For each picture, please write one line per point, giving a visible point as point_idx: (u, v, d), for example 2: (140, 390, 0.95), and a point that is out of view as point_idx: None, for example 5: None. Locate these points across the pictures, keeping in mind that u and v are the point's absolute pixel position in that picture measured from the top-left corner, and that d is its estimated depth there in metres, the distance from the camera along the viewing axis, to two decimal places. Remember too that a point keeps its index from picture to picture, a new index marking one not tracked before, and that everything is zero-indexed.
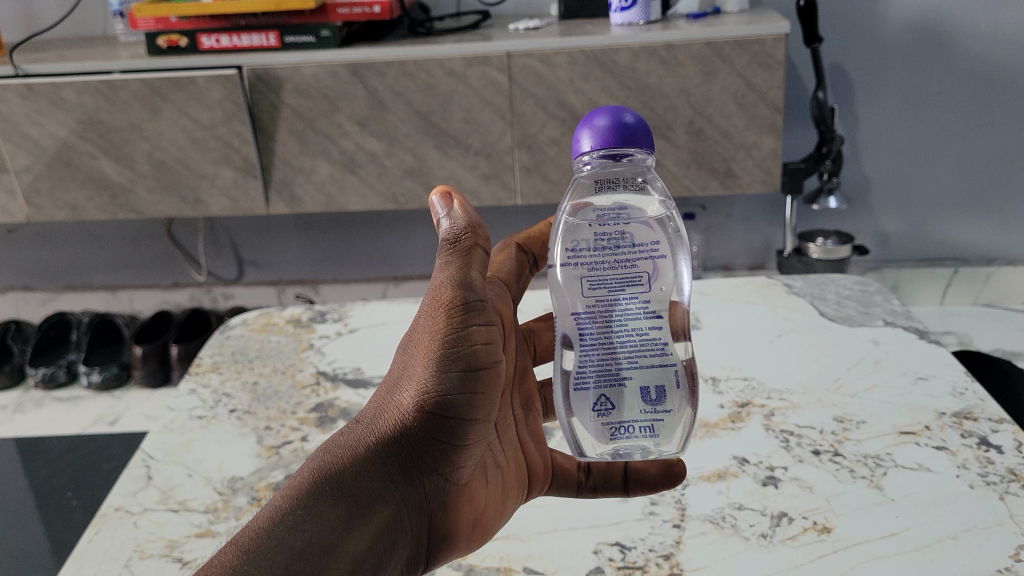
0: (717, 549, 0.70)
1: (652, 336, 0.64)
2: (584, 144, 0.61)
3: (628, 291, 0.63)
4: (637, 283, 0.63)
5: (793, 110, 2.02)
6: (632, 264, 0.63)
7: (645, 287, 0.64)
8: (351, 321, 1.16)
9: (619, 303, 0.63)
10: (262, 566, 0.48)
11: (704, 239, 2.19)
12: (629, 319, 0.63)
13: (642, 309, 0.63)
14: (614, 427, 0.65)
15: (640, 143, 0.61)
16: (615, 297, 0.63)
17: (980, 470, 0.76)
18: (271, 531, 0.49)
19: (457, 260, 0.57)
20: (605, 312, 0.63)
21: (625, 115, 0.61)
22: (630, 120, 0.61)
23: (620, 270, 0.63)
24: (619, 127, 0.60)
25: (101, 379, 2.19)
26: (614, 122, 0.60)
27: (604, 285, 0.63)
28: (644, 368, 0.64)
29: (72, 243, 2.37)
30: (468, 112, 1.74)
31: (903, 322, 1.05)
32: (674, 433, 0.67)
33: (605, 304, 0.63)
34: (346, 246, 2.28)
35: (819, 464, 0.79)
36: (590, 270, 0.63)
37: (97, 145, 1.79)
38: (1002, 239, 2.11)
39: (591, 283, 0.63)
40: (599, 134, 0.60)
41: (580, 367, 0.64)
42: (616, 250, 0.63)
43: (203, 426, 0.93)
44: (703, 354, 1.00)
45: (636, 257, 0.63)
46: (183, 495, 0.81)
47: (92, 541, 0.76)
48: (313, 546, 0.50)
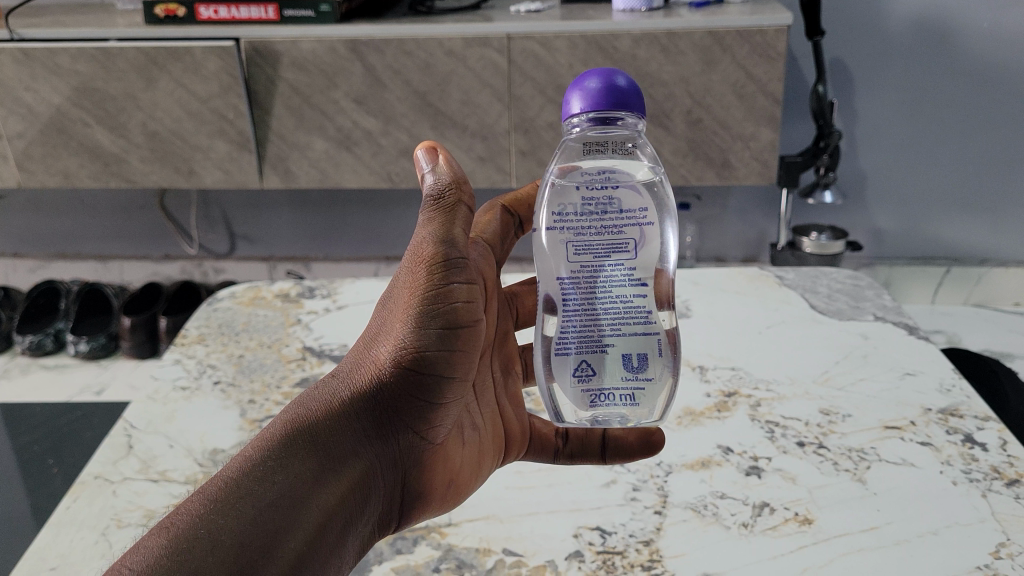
0: (696, 537, 0.70)
1: (636, 304, 0.63)
2: (574, 106, 0.60)
3: (614, 257, 0.63)
4: (623, 250, 0.63)
5: (792, 103, 2.01)
6: (618, 230, 0.63)
7: (631, 254, 0.63)
8: (340, 298, 1.15)
9: (604, 269, 0.63)
10: (230, 514, 0.47)
11: (698, 230, 2.18)
12: (613, 285, 0.63)
13: (627, 276, 0.63)
14: (593, 394, 0.64)
15: (632, 107, 0.60)
16: (600, 264, 0.63)
17: (964, 467, 0.76)
18: (242, 480, 0.49)
19: (440, 217, 0.56)
20: (590, 278, 0.63)
21: (617, 78, 0.60)
22: (622, 83, 0.60)
23: (607, 236, 0.63)
24: (610, 90, 0.60)
25: (89, 349, 2.18)
26: (606, 85, 0.60)
27: (589, 250, 0.63)
28: (627, 335, 0.63)
29: (63, 211, 2.35)
30: (466, 93, 1.73)
31: (892, 317, 1.05)
32: (656, 402, 0.66)
33: (590, 270, 0.63)
34: (338, 224, 2.27)
35: (803, 456, 0.79)
36: (575, 235, 0.63)
37: (91, 113, 1.77)
38: (995, 240, 2.11)
39: (576, 249, 0.63)
40: (591, 96, 0.60)
41: (562, 333, 0.64)
42: (603, 215, 0.63)
43: (187, 397, 0.92)
44: (692, 342, 1.00)
45: (623, 224, 0.63)
46: (164, 465, 0.81)
47: (70, 508, 0.75)
48: (283, 497, 0.49)
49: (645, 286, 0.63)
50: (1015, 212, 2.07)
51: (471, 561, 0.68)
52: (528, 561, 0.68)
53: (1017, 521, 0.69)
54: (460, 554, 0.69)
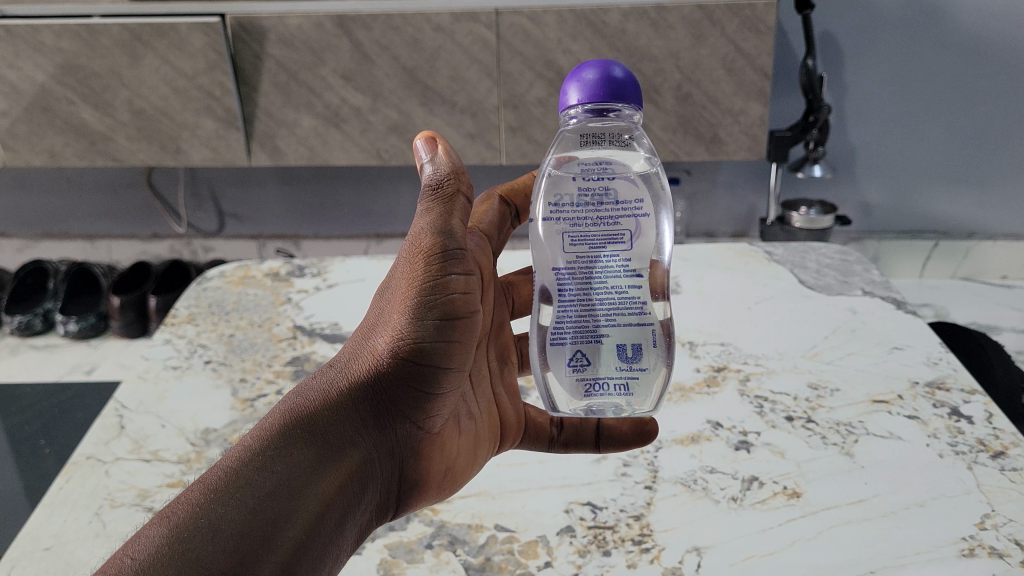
0: (688, 511, 0.70)
1: (627, 293, 0.63)
2: (572, 97, 0.60)
3: (610, 248, 0.63)
4: (619, 241, 0.63)
5: (781, 76, 2.01)
6: (615, 221, 0.63)
7: (627, 245, 0.63)
8: (330, 276, 1.15)
9: (599, 259, 0.63)
10: (228, 504, 0.47)
11: (688, 205, 2.19)
12: (608, 276, 0.63)
13: (622, 267, 0.63)
14: (588, 384, 0.65)
15: (629, 98, 0.60)
16: (596, 254, 0.63)
17: (950, 440, 0.77)
18: (240, 470, 0.49)
19: (439, 209, 0.56)
20: (586, 267, 0.63)
21: (614, 70, 0.59)
22: (619, 74, 0.60)
23: (603, 227, 0.63)
24: (606, 80, 0.59)
25: (78, 329, 2.18)
26: (601, 75, 0.59)
27: (586, 241, 0.63)
28: (622, 326, 0.64)
29: (50, 189, 2.34)
30: (455, 68, 1.72)
31: (881, 292, 1.05)
32: (650, 392, 0.66)
33: (587, 258, 0.63)
34: (327, 202, 2.26)
35: (792, 430, 0.79)
36: (572, 226, 0.63)
37: (76, 91, 1.76)
38: (982, 212, 2.11)
39: (573, 239, 0.63)
40: (586, 86, 0.59)
41: (558, 322, 0.64)
42: (599, 206, 0.63)
43: (178, 376, 0.92)
44: (681, 318, 1.00)
45: (619, 215, 0.63)
46: (155, 445, 0.81)
47: (62, 488, 0.76)
48: (280, 487, 0.49)
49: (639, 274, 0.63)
50: (1004, 185, 2.07)
51: (463, 538, 0.69)
52: (520, 536, 0.69)
53: (1002, 492, 0.70)
54: (453, 531, 0.70)
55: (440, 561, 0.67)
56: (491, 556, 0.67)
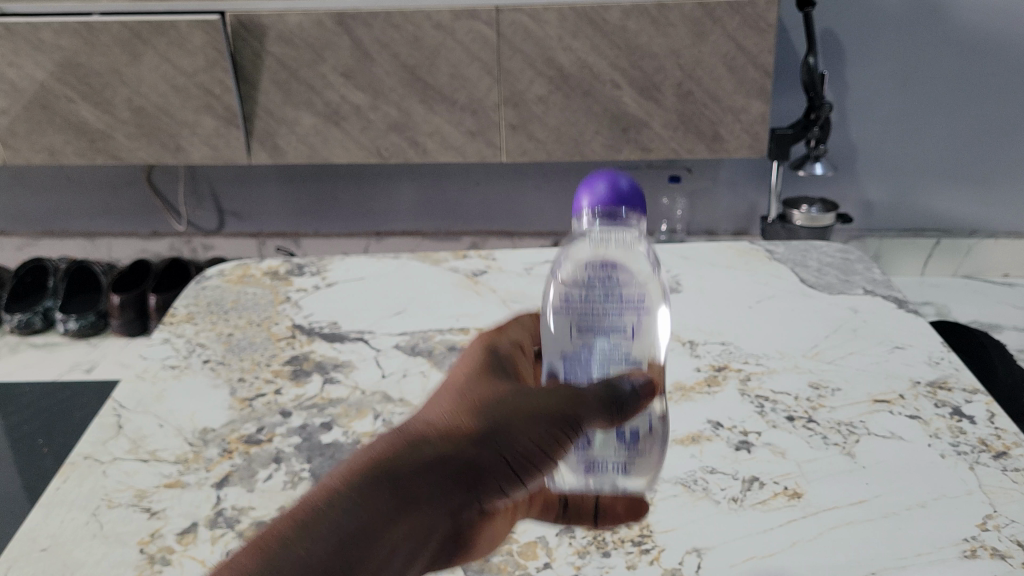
0: (688, 512, 0.70)
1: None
2: (583, 205, 0.59)
3: (612, 341, 0.58)
4: (622, 334, 0.58)
5: (782, 74, 2.00)
6: (618, 315, 0.58)
7: (629, 338, 0.58)
8: (329, 275, 1.15)
9: (608, 351, 0.58)
10: (306, 544, 0.46)
11: (689, 203, 2.18)
12: (610, 367, 0.58)
13: (624, 361, 0.58)
14: (589, 463, 0.60)
15: (635, 207, 0.59)
16: (599, 346, 0.58)
17: (952, 440, 0.77)
18: (326, 509, 0.48)
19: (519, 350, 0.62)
20: (596, 360, 0.58)
21: (622, 180, 0.59)
22: (626, 185, 0.59)
23: (607, 319, 0.58)
24: (616, 193, 0.59)
25: (78, 327, 2.19)
26: (610, 187, 0.59)
27: (589, 332, 0.58)
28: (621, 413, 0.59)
29: (50, 187, 2.33)
30: (455, 66, 1.72)
31: (882, 291, 1.05)
32: (644, 470, 0.62)
33: (590, 352, 0.58)
34: (327, 200, 2.26)
35: (792, 430, 0.79)
36: (577, 316, 0.58)
37: (76, 89, 1.75)
38: (984, 210, 2.11)
39: (583, 330, 0.58)
40: (595, 198, 0.59)
41: None
42: (604, 299, 0.58)
43: (176, 375, 0.92)
44: (681, 317, 1.00)
45: (623, 308, 0.58)
46: (153, 445, 0.81)
47: (60, 489, 0.75)
48: (359, 537, 0.47)
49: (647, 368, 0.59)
50: (1006, 183, 2.07)
51: None
52: (519, 537, 0.68)
53: (1004, 493, 0.70)
54: None
55: None
56: (490, 557, 0.66)
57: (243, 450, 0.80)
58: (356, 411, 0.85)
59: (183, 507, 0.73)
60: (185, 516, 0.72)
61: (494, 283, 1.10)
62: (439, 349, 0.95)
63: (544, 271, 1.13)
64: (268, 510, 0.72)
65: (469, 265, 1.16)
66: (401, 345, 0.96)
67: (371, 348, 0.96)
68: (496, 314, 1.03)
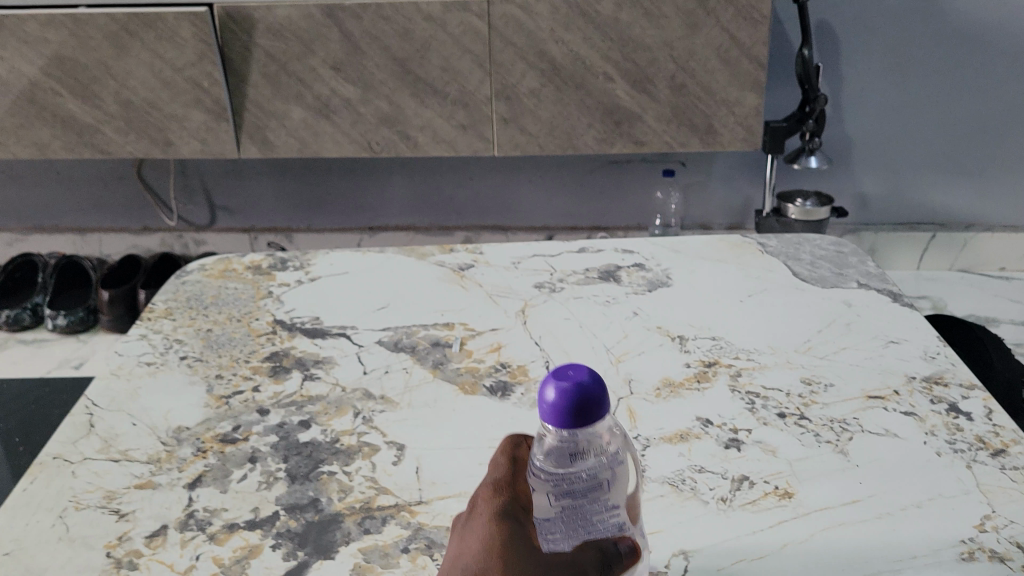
0: (676, 513, 0.67)
1: (614, 523, 0.53)
2: (548, 393, 0.49)
3: (593, 499, 0.52)
4: (600, 490, 0.51)
5: (777, 67, 1.98)
6: (595, 476, 0.51)
7: (607, 490, 0.52)
8: (312, 270, 1.12)
9: (587, 510, 0.52)
10: None
11: (684, 197, 2.16)
12: (594, 519, 0.52)
13: (607, 508, 0.52)
14: None
15: (597, 414, 0.49)
16: (580, 507, 0.51)
17: (948, 437, 0.74)
18: None
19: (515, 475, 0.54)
20: (576, 523, 0.52)
21: (581, 383, 0.48)
22: (585, 390, 0.48)
23: (584, 483, 0.51)
24: (576, 391, 0.48)
25: (67, 323, 2.16)
26: (567, 397, 0.48)
27: (568, 498, 0.51)
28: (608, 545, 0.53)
29: (38, 183, 2.30)
30: (446, 59, 1.69)
31: (876, 284, 1.02)
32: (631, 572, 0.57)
33: (571, 514, 0.51)
34: (318, 195, 2.23)
35: (784, 428, 0.77)
36: (554, 487, 0.51)
37: (62, 83, 1.73)
38: (981, 204, 2.08)
39: (559, 499, 0.51)
40: (551, 414, 0.48)
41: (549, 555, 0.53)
42: (578, 467, 0.51)
43: (152, 372, 0.90)
44: (670, 312, 0.97)
45: (599, 468, 0.51)
46: (126, 444, 0.78)
47: (27, 490, 0.73)
48: None
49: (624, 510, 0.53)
50: (1003, 176, 2.05)
51: (442, 540, 0.66)
52: None
53: (1002, 493, 0.68)
54: (431, 533, 0.67)
55: (417, 565, 0.64)
56: None
57: (217, 450, 0.77)
58: (335, 408, 0.83)
59: (153, 509, 0.70)
60: (156, 518, 0.69)
61: (480, 278, 1.08)
62: (422, 345, 0.93)
63: (532, 265, 1.10)
64: (241, 511, 0.70)
65: (455, 259, 1.13)
66: (384, 341, 0.94)
67: (353, 343, 0.94)
68: (481, 309, 1.00)
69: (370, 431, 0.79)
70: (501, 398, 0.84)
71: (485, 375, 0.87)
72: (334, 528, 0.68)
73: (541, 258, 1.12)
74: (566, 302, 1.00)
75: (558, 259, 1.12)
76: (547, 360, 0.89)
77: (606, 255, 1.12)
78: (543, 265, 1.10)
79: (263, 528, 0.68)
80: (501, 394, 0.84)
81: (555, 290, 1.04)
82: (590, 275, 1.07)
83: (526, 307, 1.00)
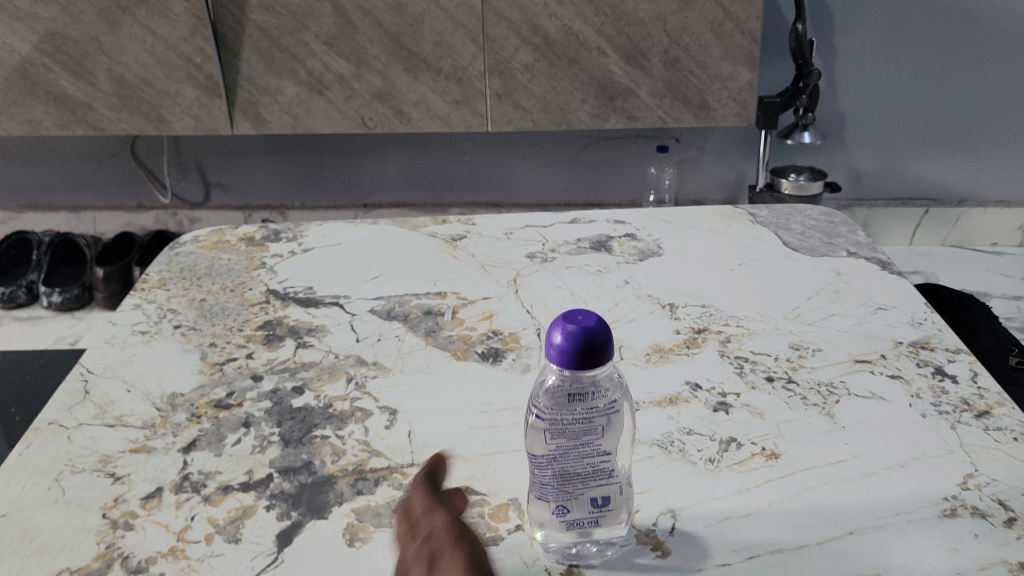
0: (664, 473, 0.68)
1: (603, 466, 0.58)
2: (556, 335, 0.53)
3: (585, 441, 0.58)
4: (592, 434, 0.58)
5: (771, 42, 1.98)
6: (589, 419, 0.57)
7: (600, 436, 0.58)
8: (305, 241, 1.12)
9: (579, 452, 0.58)
10: None
11: (678, 173, 2.17)
12: (583, 459, 0.58)
13: (597, 452, 0.58)
14: (570, 522, 0.60)
15: (602, 358, 0.53)
16: (572, 447, 0.58)
17: (933, 399, 0.75)
18: None
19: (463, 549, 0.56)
20: (568, 461, 0.58)
21: (591, 328, 0.53)
22: (594, 335, 0.53)
23: (579, 424, 0.57)
24: (585, 335, 0.53)
25: (62, 300, 2.17)
26: (572, 339, 0.53)
27: (563, 438, 0.57)
28: (595, 487, 0.59)
29: (30, 160, 2.29)
30: (439, 34, 1.69)
31: (865, 253, 1.03)
32: (619, 521, 0.62)
33: (563, 453, 0.58)
34: (312, 172, 2.23)
35: (771, 391, 0.78)
36: (551, 424, 0.58)
37: (54, 59, 1.72)
38: (973, 179, 2.09)
39: (555, 437, 0.57)
40: (557, 355, 0.53)
41: (539, 487, 0.59)
42: (575, 408, 0.57)
43: (146, 341, 0.90)
44: (661, 281, 0.98)
45: (594, 413, 0.57)
46: (121, 410, 0.79)
47: (23, 454, 0.74)
48: None
49: (615, 458, 0.59)
50: (995, 151, 2.05)
51: None
52: (491, 499, 0.67)
53: (985, 452, 0.69)
54: None
55: None
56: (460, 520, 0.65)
57: (211, 415, 0.78)
58: (328, 375, 0.83)
59: (148, 472, 0.71)
60: (151, 481, 0.70)
61: (472, 249, 1.08)
62: (415, 314, 0.94)
63: (524, 236, 1.11)
64: (235, 474, 0.71)
65: (447, 230, 1.14)
66: (377, 310, 0.95)
67: (346, 313, 0.94)
68: (473, 279, 1.01)
69: (363, 396, 0.80)
70: (492, 364, 0.84)
71: (477, 343, 0.88)
72: (327, 489, 0.69)
73: (534, 229, 1.13)
74: (558, 271, 1.01)
75: (550, 229, 1.13)
76: (538, 328, 0.90)
77: (598, 226, 1.13)
78: (535, 236, 1.11)
79: (257, 490, 0.69)
80: (493, 361, 0.85)
81: (547, 260, 1.04)
82: (582, 245, 1.08)
83: (518, 276, 1.01)
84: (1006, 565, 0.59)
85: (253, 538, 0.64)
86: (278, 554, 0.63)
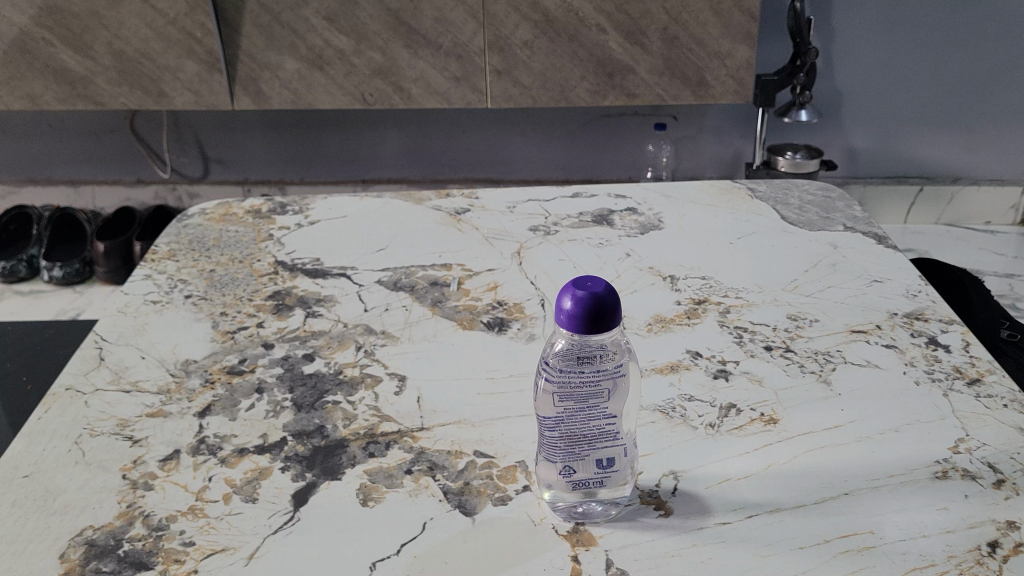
0: (667, 437, 0.71)
1: (609, 428, 0.61)
2: (566, 302, 0.55)
3: (592, 404, 0.60)
4: (597, 398, 0.60)
5: (769, 20, 1.99)
6: (596, 382, 0.60)
7: (605, 400, 0.60)
8: (313, 214, 1.14)
9: (587, 414, 0.60)
10: None
11: (675, 150, 2.18)
12: (589, 421, 0.60)
13: (604, 415, 0.60)
14: (576, 482, 0.62)
15: (609, 322, 0.55)
16: (580, 409, 0.60)
17: (926, 368, 0.78)
18: None
19: None
20: (575, 423, 0.60)
21: (601, 294, 0.55)
22: (603, 301, 0.55)
23: (586, 387, 0.60)
24: (594, 299, 0.55)
25: (63, 275, 2.19)
26: (582, 304, 0.54)
27: (571, 401, 0.60)
28: (601, 448, 0.61)
29: (29, 134, 2.29)
30: (439, 10, 1.70)
31: (863, 227, 1.05)
32: (625, 481, 0.64)
33: (570, 414, 0.60)
34: (312, 148, 2.24)
35: (769, 359, 0.80)
36: (560, 387, 0.60)
37: (55, 33, 1.73)
38: (968, 157, 2.11)
39: (563, 399, 0.60)
40: (567, 320, 0.55)
41: (547, 449, 0.61)
42: (582, 371, 0.60)
43: (158, 310, 0.92)
44: (661, 253, 1.00)
45: (599, 377, 0.60)
46: (136, 376, 0.81)
47: (43, 418, 0.76)
48: None
49: (620, 422, 0.61)
50: (989, 130, 2.07)
51: (442, 463, 0.69)
52: (500, 461, 0.69)
53: (976, 418, 0.71)
54: (433, 457, 0.70)
55: (420, 485, 0.67)
56: (470, 481, 0.67)
57: (225, 381, 0.80)
58: (338, 343, 0.86)
59: (166, 435, 0.73)
60: (168, 444, 0.72)
61: (476, 222, 1.10)
62: (421, 285, 0.95)
63: (527, 210, 1.13)
64: (250, 437, 0.73)
65: (452, 204, 1.16)
66: (384, 281, 0.96)
67: (354, 284, 0.96)
68: (478, 252, 1.02)
69: (372, 363, 0.82)
70: (498, 333, 0.87)
71: (483, 312, 0.90)
72: (340, 452, 0.71)
73: (536, 203, 1.15)
74: (562, 244, 1.03)
75: (552, 204, 1.14)
76: (543, 298, 0.92)
77: (599, 200, 1.15)
78: (538, 210, 1.13)
79: (273, 452, 0.71)
80: (498, 330, 0.87)
81: (550, 232, 1.06)
82: (584, 219, 1.10)
83: (521, 249, 1.02)
84: (994, 523, 0.61)
85: (270, 498, 0.66)
86: (295, 512, 0.65)
